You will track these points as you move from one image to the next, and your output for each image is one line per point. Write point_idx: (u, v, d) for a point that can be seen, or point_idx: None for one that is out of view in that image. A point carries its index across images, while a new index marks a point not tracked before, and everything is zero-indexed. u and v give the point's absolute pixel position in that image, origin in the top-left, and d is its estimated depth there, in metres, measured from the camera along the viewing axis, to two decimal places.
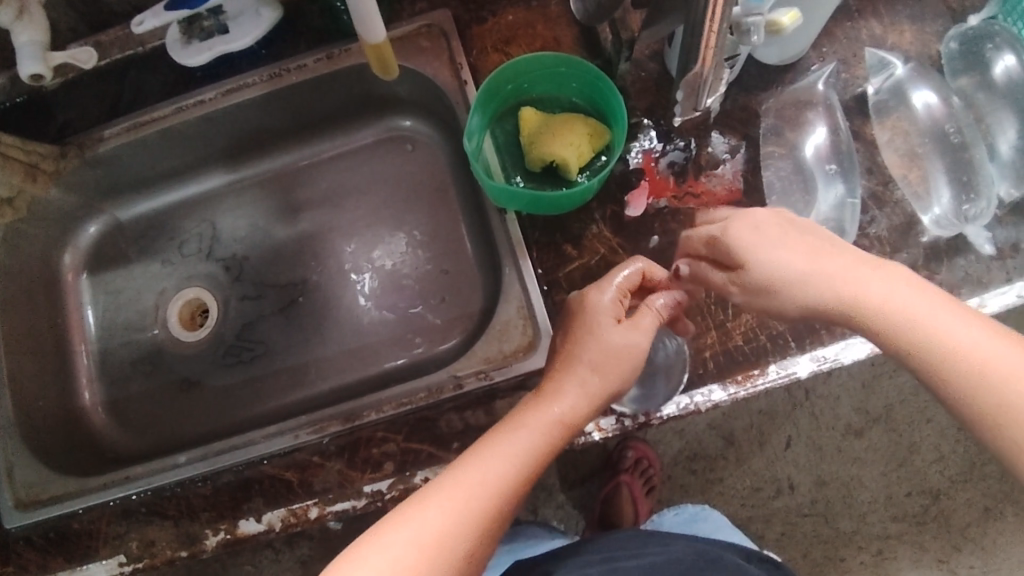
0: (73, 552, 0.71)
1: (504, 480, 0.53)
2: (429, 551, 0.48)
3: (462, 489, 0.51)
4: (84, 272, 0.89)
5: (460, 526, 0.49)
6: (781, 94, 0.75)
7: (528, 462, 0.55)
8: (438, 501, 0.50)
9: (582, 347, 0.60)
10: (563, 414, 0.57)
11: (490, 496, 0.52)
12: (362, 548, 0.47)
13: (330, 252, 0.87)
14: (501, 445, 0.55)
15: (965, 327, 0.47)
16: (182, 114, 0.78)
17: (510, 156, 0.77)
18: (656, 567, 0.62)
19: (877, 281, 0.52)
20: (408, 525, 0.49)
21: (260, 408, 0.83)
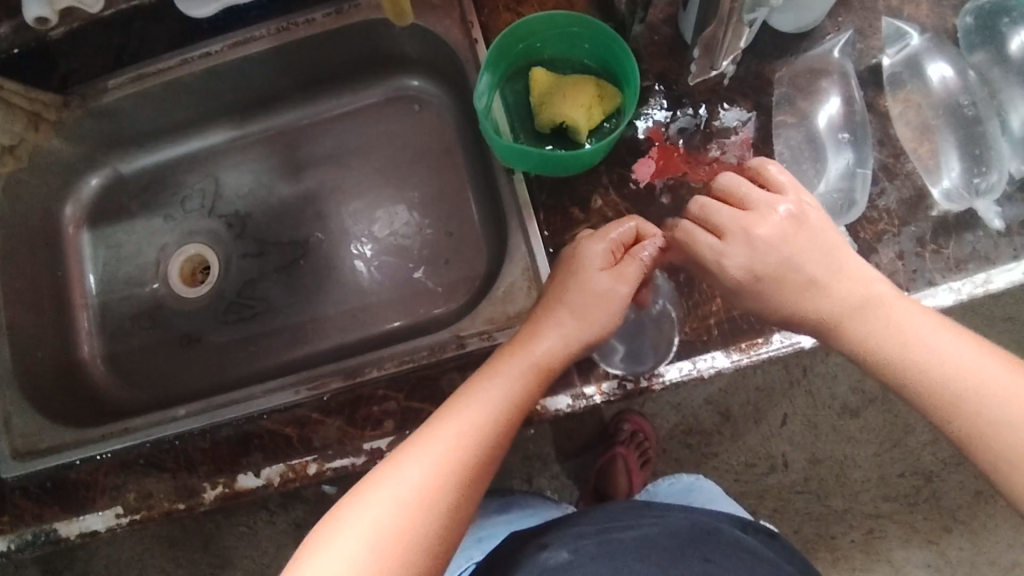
0: (70, 502, 0.70)
1: (486, 429, 0.53)
2: (413, 511, 0.47)
3: (443, 443, 0.51)
4: (86, 225, 0.88)
5: (443, 481, 0.49)
6: (795, 63, 0.75)
7: (508, 407, 0.55)
8: (420, 457, 0.50)
9: (565, 291, 0.60)
10: (542, 356, 0.58)
11: (471, 447, 0.51)
12: (341, 514, 0.47)
13: (333, 211, 0.86)
14: (478, 394, 0.55)
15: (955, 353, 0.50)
16: (188, 66, 0.76)
17: (518, 116, 0.76)
18: (650, 540, 0.58)
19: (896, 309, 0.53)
20: (389, 483, 0.48)
21: (259, 365, 0.83)
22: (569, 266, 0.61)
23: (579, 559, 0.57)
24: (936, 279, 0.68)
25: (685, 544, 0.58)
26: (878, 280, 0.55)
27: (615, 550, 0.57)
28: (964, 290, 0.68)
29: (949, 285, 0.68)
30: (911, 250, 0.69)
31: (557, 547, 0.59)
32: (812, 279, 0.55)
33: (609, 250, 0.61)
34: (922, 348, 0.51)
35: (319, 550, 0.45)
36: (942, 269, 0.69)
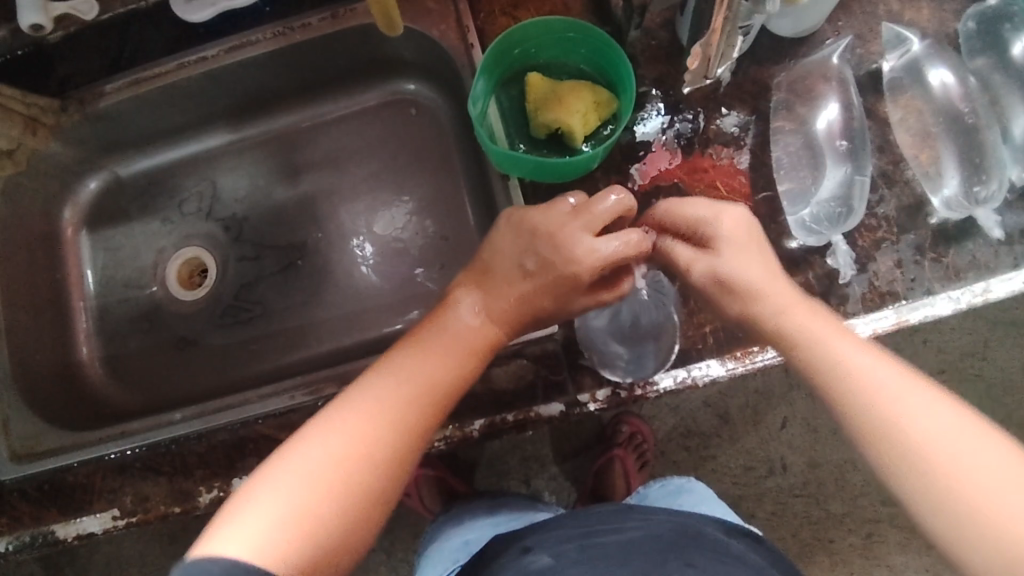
0: (68, 505, 0.71)
1: (415, 402, 0.52)
2: (359, 459, 0.48)
3: (369, 417, 0.50)
4: (84, 227, 0.88)
5: (366, 451, 0.49)
6: (794, 68, 0.74)
7: (445, 379, 0.54)
8: (347, 428, 0.49)
9: (544, 279, 0.58)
10: (492, 332, 0.59)
11: (421, 408, 0.52)
12: (286, 457, 0.48)
13: (331, 214, 0.87)
14: (412, 365, 0.54)
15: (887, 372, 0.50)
16: (185, 70, 0.76)
17: (514, 122, 0.76)
18: (633, 544, 0.56)
19: (819, 322, 0.54)
20: (338, 429, 0.49)
21: (256, 368, 0.83)
22: (556, 255, 0.58)
23: (562, 564, 0.56)
24: (935, 288, 0.68)
25: (666, 549, 0.55)
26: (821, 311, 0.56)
27: (599, 554, 0.56)
28: (964, 300, 0.68)
29: (948, 295, 0.68)
30: (909, 258, 0.69)
31: (541, 550, 0.58)
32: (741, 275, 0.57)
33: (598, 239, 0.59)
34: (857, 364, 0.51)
35: (262, 489, 0.45)
36: (941, 278, 0.68)
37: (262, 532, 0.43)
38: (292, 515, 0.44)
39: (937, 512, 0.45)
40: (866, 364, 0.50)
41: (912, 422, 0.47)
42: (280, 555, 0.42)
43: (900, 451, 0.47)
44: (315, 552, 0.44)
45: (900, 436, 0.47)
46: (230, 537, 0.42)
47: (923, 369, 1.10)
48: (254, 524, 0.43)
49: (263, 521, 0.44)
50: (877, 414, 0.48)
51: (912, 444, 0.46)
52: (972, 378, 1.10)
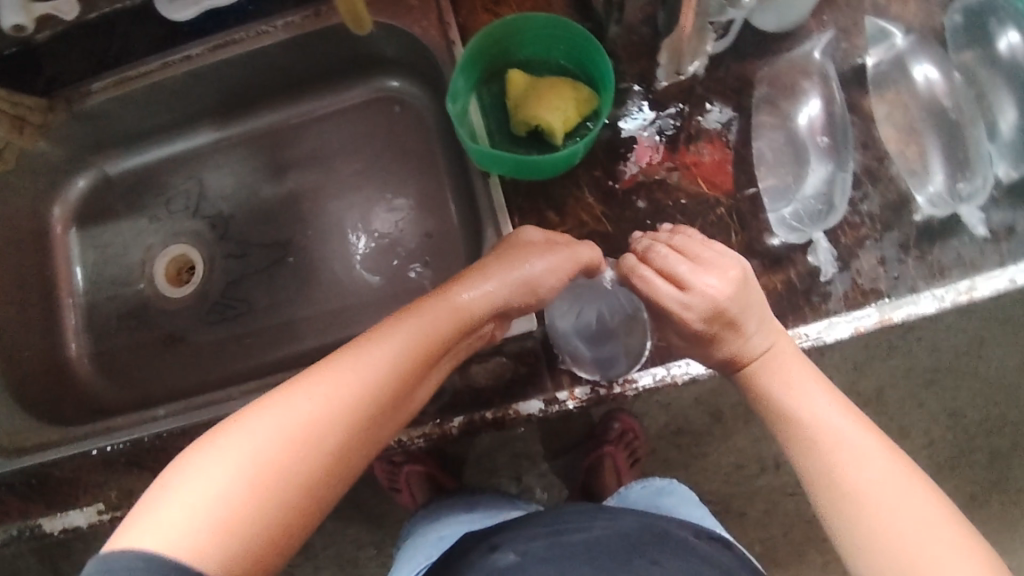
0: (54, 498, 0.72)
1: (388, 369, 0.48)
2: (300, 442, 0.43)
3: (335, 380, 0.46)
4: (73, 225, 0.89)
5: (333, 419, 0.44)
6: (778, 62, 0.73)
7: (418, 345, 0.51)
8: (315, 387, 0.45)
9: (510, 256, 0.60)
10: (469, 307, 0.55)
11: (374, 386, 0.47)
12: (217, 437, 0.42)
13: (318, 211, 0.87)
14: (386, 331, 0.50)
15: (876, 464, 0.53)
16: (170, 69, 0.77)
17: (495, 119, 0.76)
18: (598, 544, 0.56)
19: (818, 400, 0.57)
20: (307, 386, 0.45)
21: (243, 365, 0.84)
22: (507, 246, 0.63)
23: (528, 563, 0.56)
24: (918, 286, 0.68)
25: (629, 549, 0.55)
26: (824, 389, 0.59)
27: (563, 555, 0.56)
28: (948, 298, 0.67)
29: (932, 294, 0.67)
30: (893, 256, 0.68)
31: (508, 549, 0.58)
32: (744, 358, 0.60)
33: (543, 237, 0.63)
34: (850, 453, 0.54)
35: (184, 474, 0.40)
36: (924, 276, 0.68)
37: (181, 525, 0.38)
38: (217, 504, 0.39)
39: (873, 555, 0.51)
40: (834, 422, 0.56)
41: (863, 480, 0.52)
42: (201, 550, 0.38)
43: (847, 504, 0.53)
44: (240, 547, 0.39)
45: (851, 490, 0.53)
46: (145, 527, 0.38)
47: (920, 367, 1.09)
48: (171, 515, 0.38)
49: (184, 511, 0.39)
50: (834, 469, 0.54)
51: (859, 500, 0.52)
52: (968, 376, 1.09)
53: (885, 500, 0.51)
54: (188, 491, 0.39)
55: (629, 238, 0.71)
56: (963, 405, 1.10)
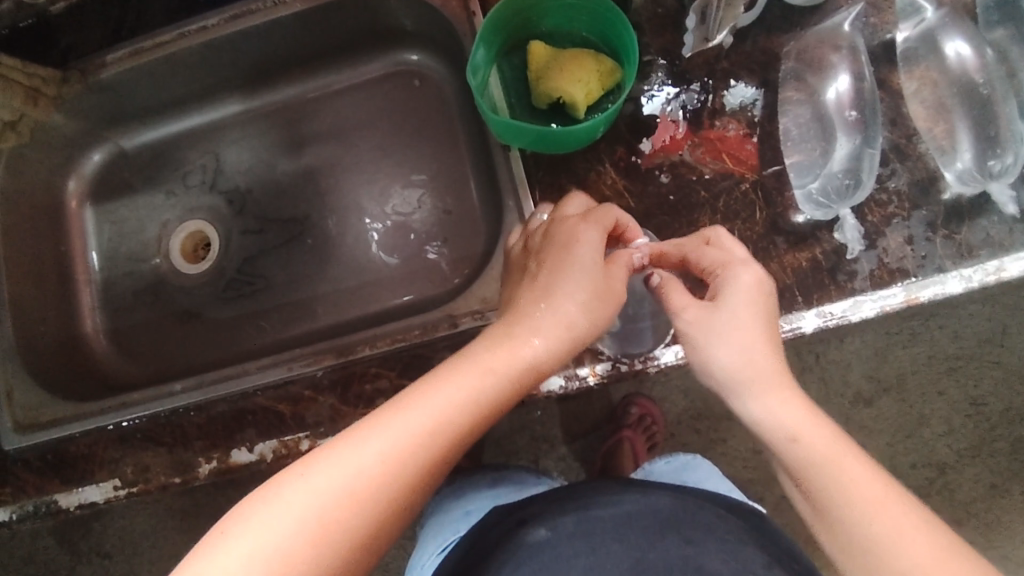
0: (70, 475, 0.71)
1: (455, 426, 0.49)
2: (360, 501, 0.44)
3: (406, 431, 0.47)
4: (88, 201, 0.88)
5: (397, 472, 0.46)
6: (804, 36, 0.72)
7: (487, 405, 0.51)
8: (385, 438, 0.46)
9: (566, 288, 0.56)
10: (531, 358, 0.54)
11: (432, 449, 0.48)
12: (288, 478, 0.44)
13: (335, 189, 0.86)
14: (457, 380, 0.51)
15: (867, 487, 0.48)
16: (186, 40, 0.75)
17: (516, 93, 0.75)
18: (631, 519, 0.56)
19: (804, 419, 0.52)
20: (379, 437, 0.46)
21: (261, 341, 0.83)
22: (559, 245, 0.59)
23: (558, 536, 0.55)
24: (946, 266, 0.66)
25: (663, 524, 0.55)
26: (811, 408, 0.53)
27: (594, 530, 0.55)
28: (977, 278, 0.66)
29: (959, 273, 0.66)
30: (921, 235, 0.67)
31: (536, 525, 0.58)
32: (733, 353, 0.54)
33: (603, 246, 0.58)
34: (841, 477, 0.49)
35: (245, 523, 0.42)
36: (953, 255, 0.66)
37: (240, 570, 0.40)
38: (273, 556, 0.41)
39: None
40: (866, 489, 0.48)
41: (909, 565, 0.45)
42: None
43: None
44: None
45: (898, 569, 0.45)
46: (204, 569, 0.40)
47: (940, 354, 1.08)
48: (227, 562, 0.40)
49: (242, 560, 0.40)
50: (878, 548, 0.46)
51: (861, 535, 0.47)
52: (990, 365, 1.08)
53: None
54: (247, 541, 0.41)
55: (652, 213, 0.70)
56: (984, 395, 1.09)
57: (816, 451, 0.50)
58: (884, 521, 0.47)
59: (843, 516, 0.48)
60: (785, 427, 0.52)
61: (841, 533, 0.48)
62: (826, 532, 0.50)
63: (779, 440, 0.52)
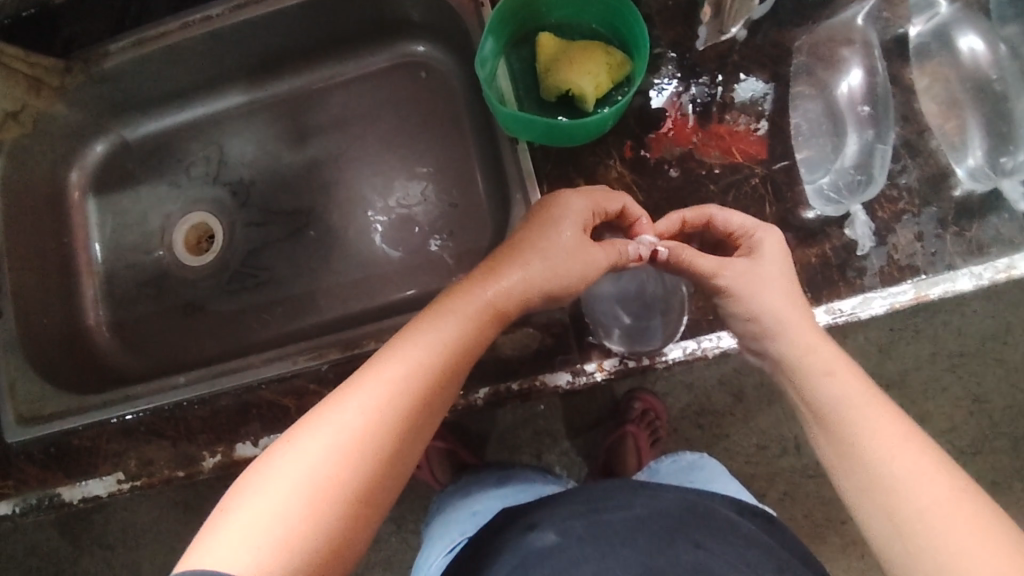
0: (74, 468, 0.70)
1: (432, 370, 0.51)
2: (352, 454, 0.45)
3: (383, 383, 0.49)
4: (91, 192, 0.88)
5: (384, 419, 0.47)
6: (816, 30, 0.70)
7: (456, 347, 0.53)
8: (364, 393, 0.48)
9: (533, 243, 0.58)
10: (494, 302, 0.56)
11: (415, 391, 0.49)
12: (277, 454, 0.45)
13: (340, 181, 0.85)
14: (426, 332, 0.52)
15: (889, 429, 0.51)
16: (189, 30, 0.74)
17: (524, 85, 0.74)
18: (640, 523, 0.56)
19: (834, 365, 0.55)
20: (359, 396, 0.47)
21: (265, 334, 0.83)
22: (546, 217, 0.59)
23: (567, 541, 0.55)
24: (956, 264, 0.66)
25: (672, 528, 0.55)
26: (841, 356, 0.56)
27: (604, 533, 0.55)
28: (986, 276, 0.66)
29: (969, 270, 0.65)
30: (931, 232, 0.66)
31: (545, 528, 0.58)
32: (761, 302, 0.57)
33: (590, 213, 0.59)
34: (864, 420, 0.52)
35: (243, 501, 0.42)
36: (963, 253, 0.66)
37: (246, 543, 0.40)
38: (277, 522, 0.41)
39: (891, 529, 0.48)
40: (892, 430, 0.51)
41: (927, 492, 0.48)
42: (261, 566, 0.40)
43: (904, 520, 0.48)
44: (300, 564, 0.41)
45: (910, 503, 0.48)
46: (209, 549, 0.40)
47: (943, 351, 1.08)
48: (232, 538, 0.40)
49: (242, 536, 0.41)
50: (895, 480, 0.49)
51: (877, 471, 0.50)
52: (993, 363, 1.08)
53: (950, 515, 0.46)
54: (249, 514, 0.42)
55: (661, 208, 0.69)
56: (987, 392, 1.08)
57: (850, 389, 0.54)
58: (900, 461, 0.49)
59: (869, 446, 0.51)
60: (815, 372, 0.55)
61: (865, 463, 0.51)
62: (847, 466, 0.52)
63: (808, 382, 0.55)
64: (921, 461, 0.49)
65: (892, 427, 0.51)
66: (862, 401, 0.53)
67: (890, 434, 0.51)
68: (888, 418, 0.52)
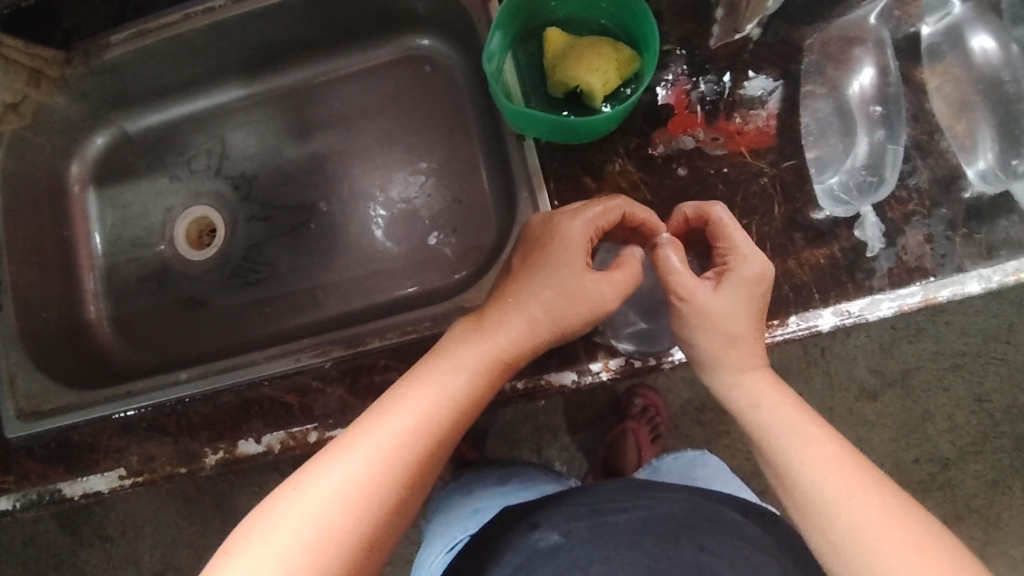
0: (74, 463, 0.70)
1: (432, 427, 0.54)
2: (355, 506, 0.48)
3: (386, 436, 0.52)
4: (92, 184, 0.87)
5: (385, 473, 0.50)
6: (828, 29, 0.70)
7: (458, 401, 0.56)
8: (367, 445, 0.51)
9: (534, 287, 0.60)
10: (497, 354, 0.58)
11: (416, 447, 0.52)
12: (283, 499, 0.48)
13: (342, 175, 0.85)
14: (428, 385, 0.56)
15: (809, 449, 0.55)
16: (192, 21, 0.73)
17: (530, 80, 0.73)
18: (645, 525, 0.55)
19: (762, 394, 0.59)
20: (362, 447, 0.51)
21: (266, 330, 0.82)
22: (546, 246, 0.60)
23: (569, 543, 0.55)
24: (965, 266, 0.65)
25: (678, 530, 0.54)
26: (774, 385, 0.60)
27: (608, 534, 0.55)
28: (995, 278, 0.65)
29: (978, 273, 0.65)
30: (940, 234, 0.66)
31: (549, 529, 0.58)
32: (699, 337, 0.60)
33: (587, 241, 0.60)
34: (787, 443, 0.56)
35: (247, 547, 0.46)
36: (972, 255, 0.65)
37: None
38: (280, 573, 0.44)
39: (817, 543, 0.51)
40: (814, 449, 0.54)
41: (846, 505, 0.50)
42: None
43: (823, 533, 0.51)
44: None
45: (827, 517, 0.51)
46: None
47: (945, 349, 1.08)
48: None
49: None
50: (814, 496, 0.52)
51: (800, 490, 0.53)
52: (996, 362, 1.08)
53: (888, 533, 0.48)
54: (254, 562, 0.45)
55: (668, 207, 0.68)
56: (989, 391, 1.08)
57: (782, 418, 0.57)
58: (817, 478, 0.53)
59: (795, 468, 0.54)
60: (748, 402, 0.59)
61: (791, 482, 0.54)
62: (781, 486, 0.56)
63: (743, 414, 0.60)
64: (856, 483, 0.51)
65: (814, 447, 0.55)
66: (788, 425, 0.57)
67: (809, 454, 0.54)
68: (811, 439, 0.55)
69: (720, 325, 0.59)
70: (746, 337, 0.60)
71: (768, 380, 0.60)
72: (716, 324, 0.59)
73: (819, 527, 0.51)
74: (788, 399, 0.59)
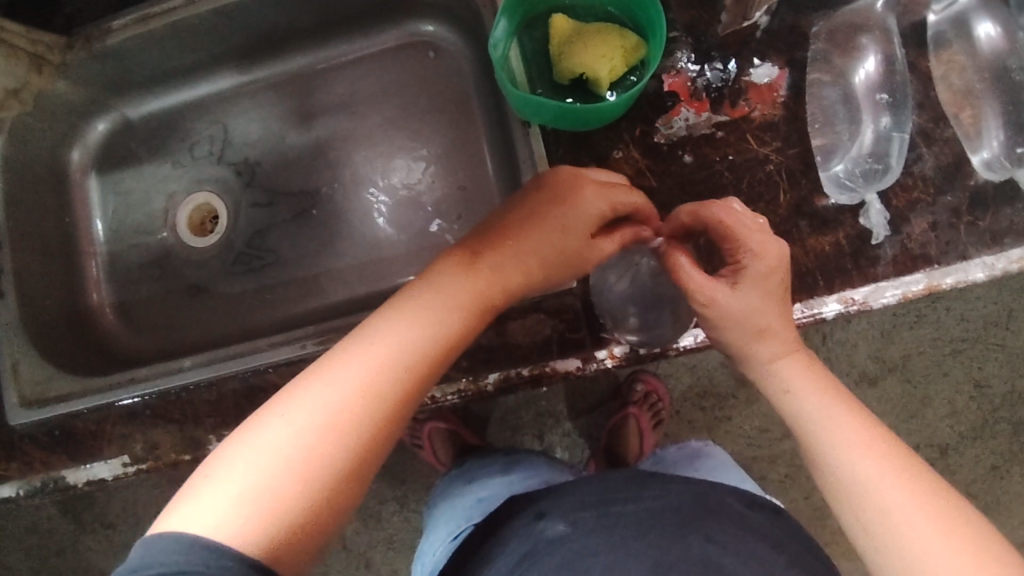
0: (79, 450, 0.70)
1: (422, 354, 0.51)
2: (341, 430, 0.46)
3: (371, 359, 0.49)
4: (93, 171, 0.86)
5: (371, 397, 0.48)
6: (834, 16, 0.70)
7: (449, 338, 0.53)
8: (353, 366, 0.49)
9: (534, 237, 0.58)
10: (490, 301, 0.56)
11: (405, 372, 0.50)
12: (265, 419, 0.46)
13: (345, 161, 0.84)
14: (419, 310, 0.53)
15: (847, 435, 0.54)
16: (195, 6, 0.73)
17: (536, 67, 0.72)
18: (652, 515, 0.55)
19: (798, 377, 0.59)
20: (347, 372, 0.48)
21: (270, 316, 0.82)
22: (560, 209, 0.57)
23: (576, 532, 0.55)
24: (969, 253, 0.65)
25: (685, 521, 0.54)
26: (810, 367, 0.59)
27: (615, 525, 0.55)
28: (999, 265, 0.65)
29: (981, 261, 0.65)
30: (945, 222, 0.66)
31: (555, 518, 0.58)
32: (724, 335, 0.60)
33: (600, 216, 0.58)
34: (824, 428, 0.56)
35: (228, 466, 0.44)
36: (976, 243, 0.65)
37: (231, 511, 0.42)
38: (263, 494, 0.43)
39: (858, 529, 0.52)
40: (852, 435, 0.54)
41: (889, 494, 0.51)
42: (246, 534, 0.41)
43: (864, 520, 0.51)
44: (282, 538, 0.42)
45: (869, 505, 0.51)
46: (192, 512, 0.42)
47: (945, 335, 1.08)
48: (216, 503, 0.42)
49: (229, 502, 0.42)
50: (855, 484, 0.52)
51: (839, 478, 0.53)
52: (995, 349, 1.08)
53: (917, 519, 0.49)
54: (234, 482, 0.43)
55: (674, 194, 0.68)
56: (988, 377, 1.09)
57: (815, 403, 0.57)
58: (856, 465, 0.53)
59: (834, 456, 0.54)
60: (783, 387, 0.59)
61: (831, 469, 0.54)
62: (819, 470, 0.56)
63: (779, 398, 0.60)
64: (893, 468, 0.52)
65: (853, 433, 0.54)
66: (825, 410, 0.56)
67: (848, 442, 0.54)
68: (849, 424, 0.55)
69: (746, 320, 0.58)
70: (780, 323, 0.59)
71: (805, 364, 0.59)
72: (740, 321, 0.58)
73: (860, 514, 0.52)
74: (823, 381, 0.59)
